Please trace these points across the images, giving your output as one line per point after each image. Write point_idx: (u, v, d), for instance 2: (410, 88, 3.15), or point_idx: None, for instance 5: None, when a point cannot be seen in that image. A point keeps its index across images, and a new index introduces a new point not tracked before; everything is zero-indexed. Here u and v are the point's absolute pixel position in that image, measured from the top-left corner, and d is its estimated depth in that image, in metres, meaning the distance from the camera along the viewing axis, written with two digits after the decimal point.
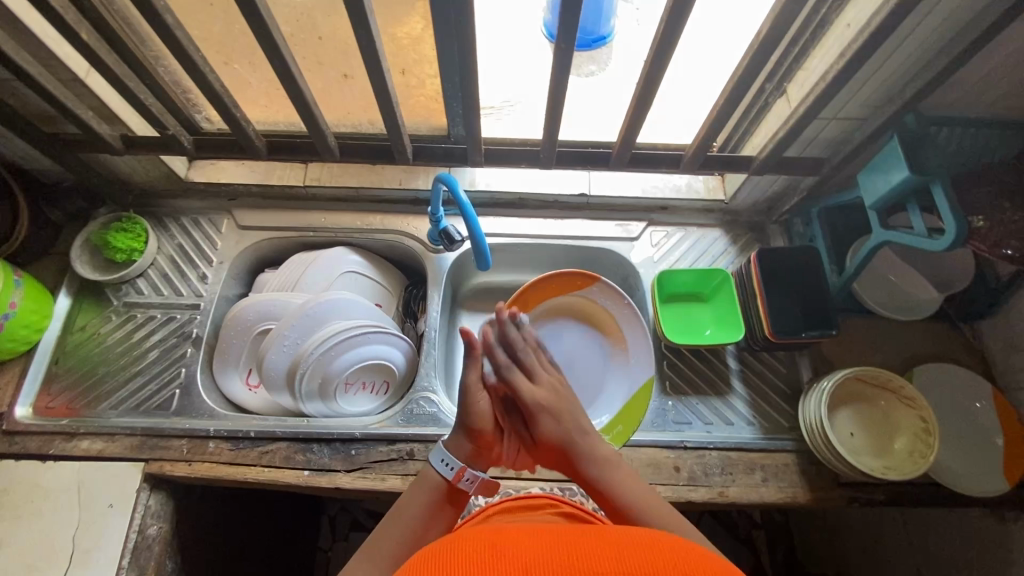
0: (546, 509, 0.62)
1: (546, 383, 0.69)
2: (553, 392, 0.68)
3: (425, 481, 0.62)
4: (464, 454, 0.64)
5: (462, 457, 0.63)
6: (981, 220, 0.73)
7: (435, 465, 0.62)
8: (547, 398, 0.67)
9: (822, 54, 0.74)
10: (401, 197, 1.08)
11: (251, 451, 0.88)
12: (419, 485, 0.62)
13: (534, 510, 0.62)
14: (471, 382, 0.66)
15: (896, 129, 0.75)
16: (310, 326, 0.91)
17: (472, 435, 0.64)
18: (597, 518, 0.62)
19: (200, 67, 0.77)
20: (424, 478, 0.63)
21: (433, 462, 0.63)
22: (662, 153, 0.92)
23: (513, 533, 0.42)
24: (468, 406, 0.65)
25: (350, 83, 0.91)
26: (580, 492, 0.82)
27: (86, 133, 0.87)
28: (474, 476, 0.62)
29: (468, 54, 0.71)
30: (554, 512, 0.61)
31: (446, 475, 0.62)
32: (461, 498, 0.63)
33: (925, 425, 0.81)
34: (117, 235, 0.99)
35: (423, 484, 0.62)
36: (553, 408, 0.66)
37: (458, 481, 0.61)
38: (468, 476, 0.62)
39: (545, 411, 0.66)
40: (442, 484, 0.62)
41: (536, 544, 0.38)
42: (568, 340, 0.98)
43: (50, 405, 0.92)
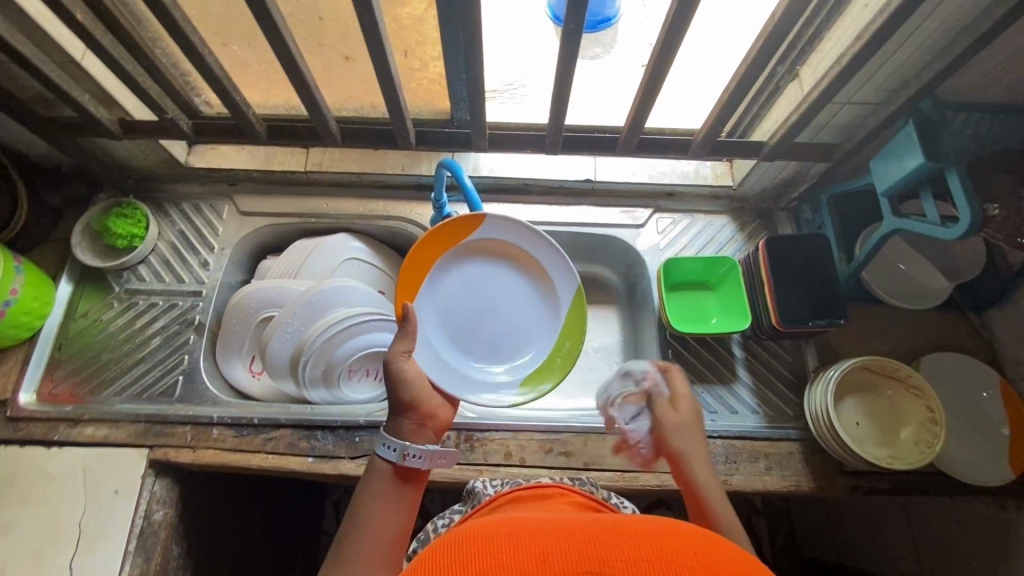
0: (557, 498, 0.61)
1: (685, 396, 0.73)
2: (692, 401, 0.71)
3: (375, 472, 0.59)
4: (406, 433, 0.62)
5: (402, 436, 0.62)
6: (995, 208, 0.70)
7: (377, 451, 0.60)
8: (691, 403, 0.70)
9: (838, 37, 0.72)
10: (404, 182, 1.06)
11: (255, 438, 0.88)
12: (369, 478, 0.59)
13: (545, 499, 0.61)
14: (395, 356, 0.65)
15: (911, 114, 0.74)
16: (313, 313, 0.90)
17: (406, 412, 0.64)
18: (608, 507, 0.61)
19: (198, 48, 0.75)
20: (374, 469, 0.60)
21: (378, 451, 0.60)
22: (671, 137, 0.90)
23: (533, 523, 0.42)
24: (395, 381, 0.65)
25: (352, 65, 0.89)
26: (591, 482, 0.82)
27: (83, 117, 0.85)
28: (418, 450, 0.59)
29: (473, 34, 0.69)
30: (565, 499, 0.60)
31: (391, 459, 0.59)
32: (416, 478, 0.60)
33: (932, 415, 0.81)
34: (117, 221, 0.98)
35: (374, 475, 0.59)
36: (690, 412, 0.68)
37: (406, 461, 0.59)
38: (413, 453, 0.59)
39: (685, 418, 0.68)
40: (390, 467, 0.59)
41: (557, 533, 0.39)
42: (480, 286, 0.87)
43: (54, 391, 0.92)
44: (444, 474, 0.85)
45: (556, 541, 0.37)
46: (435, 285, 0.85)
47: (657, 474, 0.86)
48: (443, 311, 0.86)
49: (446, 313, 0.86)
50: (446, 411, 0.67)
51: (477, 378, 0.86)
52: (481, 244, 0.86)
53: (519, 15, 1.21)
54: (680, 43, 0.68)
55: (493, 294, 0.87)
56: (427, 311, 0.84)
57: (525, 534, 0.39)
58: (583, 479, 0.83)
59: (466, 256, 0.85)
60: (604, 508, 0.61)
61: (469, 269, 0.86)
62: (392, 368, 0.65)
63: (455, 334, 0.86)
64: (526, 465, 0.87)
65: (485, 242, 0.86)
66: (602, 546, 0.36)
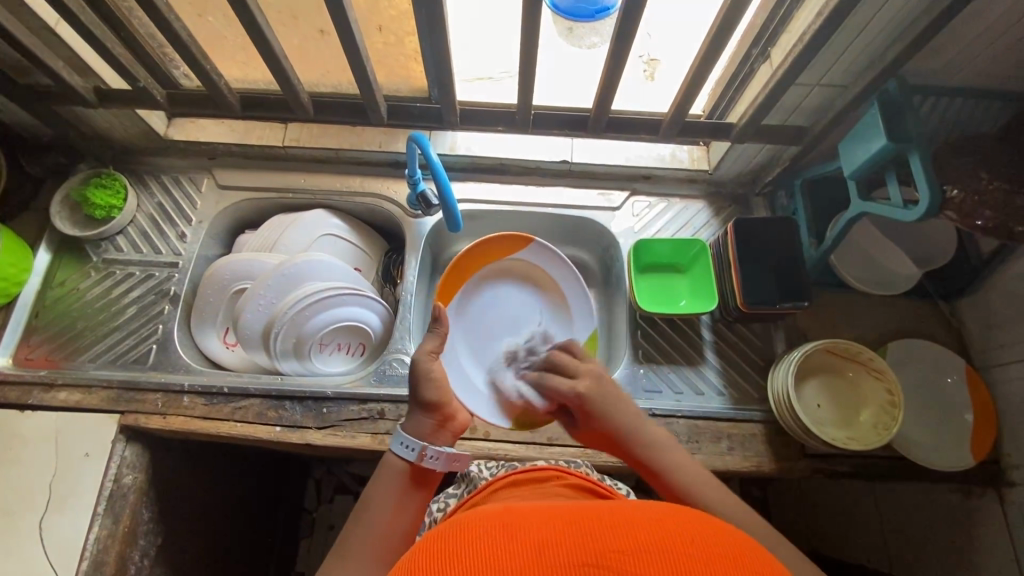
0: (550, 480, 0.64)
1: (588, 376, 0.67)
2: (593, 385, 0.65)
3: (387, 470, 0.59)
4: (426, 433, 0.61)
5: (423, 436, 0.61)
6: (955, 190, 0.70)
7: (394, 449, 0.59)
8: (584, 397, 0.65)
9: (803, 16, 0.72)
10: (381, 160, 1.06)
11: (224, 406, 0.89)
12: (381, 476, 0.59)
13: (542, 482, 0.63)
14: (421, 356, 0.64)
15: (876, 95, 0.74)
16: (286, 286, 0.92)
17: (428, 411, 0.62)
18: (604, 489, 0.63)
19: (165, 14, 0.75)
20: (386, 468, 0.59)
21: (393, 448, 0.59)
22: (641, 118, 0.92)
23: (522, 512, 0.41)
24: (419, 380, 0.63)
25: (326, 39, 0.89)
26: (586, 464, 0.84)
27: (58, 84, 0.86)
28: (438, 452, 0.59)
29: (437, 5, 0.69)
30: (558, 482, 0.62)
31: (407, 458, 0.58)
32: (430, 478, 0.60)
33: (891, 398, 0.82)
34: (96, 191, 0.99)
35: (387, 472, 0.59)
36: (594, 401, 0.64)
37: (423, 461, 0.58)
38: (431, 454, 0.59)
39: (582, 411, 0.65)
40: (406, 467, 0.59)
41: (549, 520, 0.38)
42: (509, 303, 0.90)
43: (30, 356, 0.94)
44: None
45: (550, 529, 0.36)
46: (467, 297, 0.88)
47: None
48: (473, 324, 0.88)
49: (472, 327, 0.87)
50: (465, 415, 0.66)
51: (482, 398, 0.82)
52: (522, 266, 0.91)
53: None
54: (639, 18, 0.68)
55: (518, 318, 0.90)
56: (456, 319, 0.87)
57: (517, 522, 0.38)
58: (577, 461, 0.85)
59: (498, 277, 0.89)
60: (601, 490, 0.63)
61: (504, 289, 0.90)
62: (417, 368, 0.64)
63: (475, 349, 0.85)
64: (491, 438, 0.87)
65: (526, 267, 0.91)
66: (600, 536, 0.35)
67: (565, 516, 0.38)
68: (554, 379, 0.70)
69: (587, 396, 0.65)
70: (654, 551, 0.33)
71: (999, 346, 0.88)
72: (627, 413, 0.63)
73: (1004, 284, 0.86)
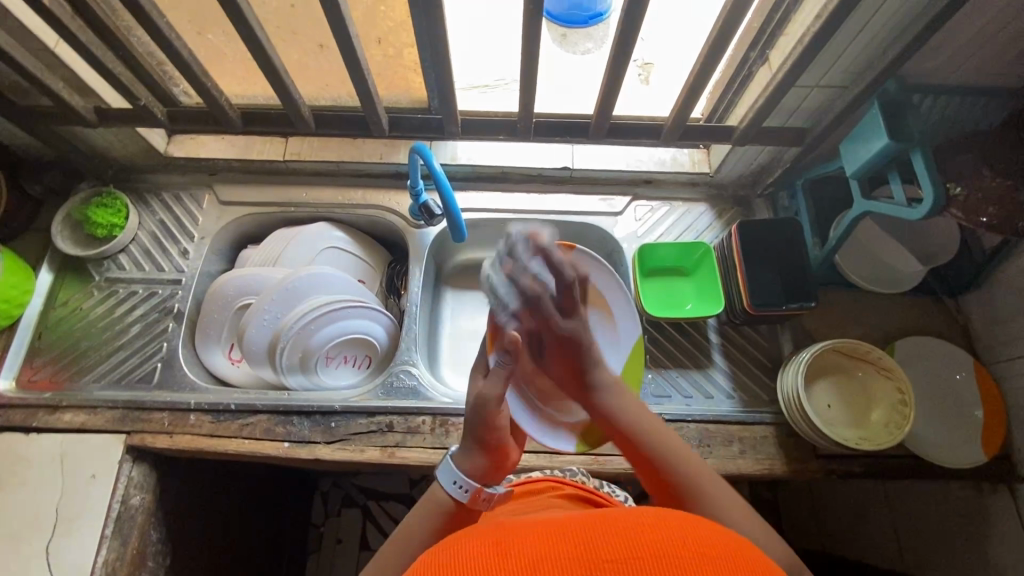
0: (549, 492, 0.65)
1: (580, 319, 0.63)
2: (585, 330, 0.63)
3: (432, 504, 0.55)
4: (482, 475, 0.57)
5: (479, 477, 0.56)
6: (958, 187, 0.71)
7: (444, 482, 0.55)
8: (575, 336, 0.62)
9: (803, 19, 0.72)
10: (382, 171, 1.07)
11: (232, 423, 0.88)
12: (426, 507, 0.55)
13: (537, 493, 0.64)
14: (491, 398, 0.57)
15: (876, 94, 0.75)
16: (290, 300, 0.91)
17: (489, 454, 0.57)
18: (600, 496, 0.65)
19: (166, 34, 0.75)
20: (431, 498, 0.55)
21: (444, 483, 0.55)
22: (642, 123, 0.92)
23: (519, 527, 0.40)
24: (486, 422, 0.57)
25: (326, 53, 0.89)
26: (582, 471, 0.82)
27: (58, 104, 0.85)
28: (491, 494, 0.56)
29: (436, 15, 0.70)
30: (556, 494, 0.64)
31: (458, 498, 0.54)
32: (472, 516, 0.57)
33: (902, 396, 0.82)
34: (97, 210, 0.99)
35: (431, 504, 0.55)
36: (576, 341, 0.62)
37: (475, 503, 0.55)
38: (485, 496, 0.56)
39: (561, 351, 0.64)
40: (453, 505, 0.55)
41: (541, 536, 0.36)
42: None
43: (33, 378, 0.93)
44: (418, 458, 0.86)
45: (549, 543, 0.35)
46: None
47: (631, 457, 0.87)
48: None
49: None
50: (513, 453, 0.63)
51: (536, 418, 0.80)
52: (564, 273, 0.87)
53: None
54: (642, 23, 0.69)
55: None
56: None
57: (511, 540, 0.37)
58: (573, 468, 0.83)
59: None
60: (599, 499, 0.64)
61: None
62: (485, 409, 0.57)
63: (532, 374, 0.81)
64: None
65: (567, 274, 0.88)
66: (592, 549, 0.34)
67: (558, 530, 0.37)
68: (552, 310, 0.63)
69: (578, 340, 0.62)
70: (648, 561, 0.33)
71: (1006, 340, 0.88)
72: (603, 372, 0.62)
73: (1009, 280, 0.87)
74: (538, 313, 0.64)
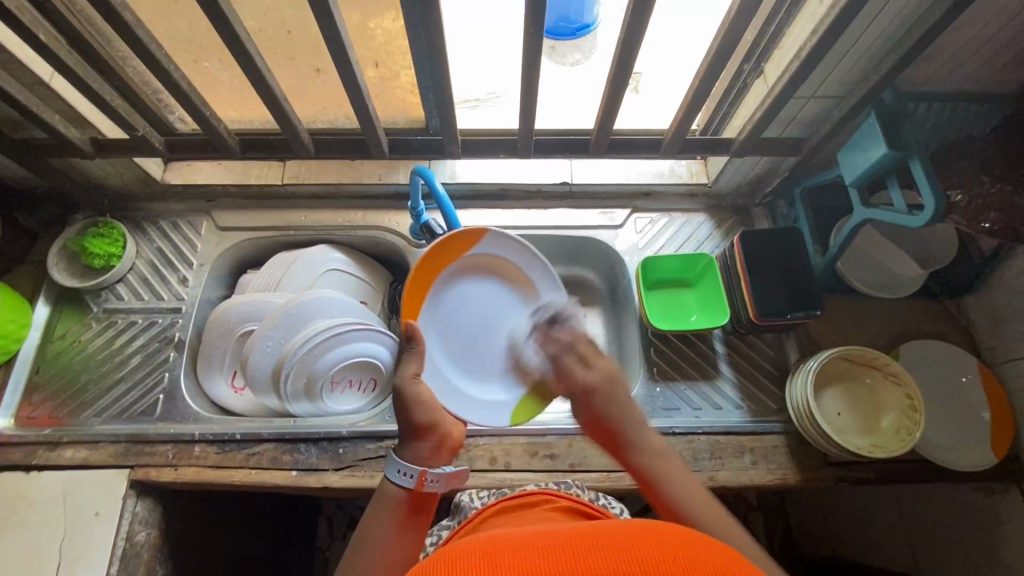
0: (541, 506, 0.62)
1: (601, 371, 0.63)
2: (607, 379, 0.63)
3: (386, 501, 0.54)
4: (423, 457, 0.57)
5: (420, 461, 0.56)
6: (958, 195, 0.72)
7: (389, 475, 0.54)
8: (597, 387, 0.62)
9: (798, 33, 0.74)
10: (382, 192, 1.07)
11: (238, 453, 0.87)
12: (380, 505, 0.53)
13: (530, 508, 0.62)
14: (407, 380, 0.62)
15: (873, 104, 0.76)
16: (293, 325, 0.90)
17: (421, 433, 0.58)
18: (594, 508, 0.62)
19: (166, 66, 0.75)
20: (384, 495, 0.54)
21: (389, 475, 0.54)
22: (641, 138, 0.92)
23: (507, 539, 0.39)
24: (408, 404, 0.59)
25: (323, 77, 0.90)
26: (577, 484, 0.82)
27: (54, 137, 0.85)
28: (438, 473, 0.54)
29: (436, 41, 0.70)
30: (549, 507, 0.61)
31: (406, 484, 0.53)
32: (431, 505, 0.55)
33: (911, 401, 0.82)
34: (93, 240, 0.97)
35: (384, 501, 0.53)
36: (602, 394, 0.62)
37: (424, 487, 0.54)
38: (431, 477, 0.54)
39: (588, 406, 0.62)
40: (405, 494, 0.54)
41: (533, 550, 0.36)
42: (480, 297, 0.95)
43: (32, 415, 0.91)
44: None
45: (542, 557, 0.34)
46: (437, 296, 0.92)
47: None
48: (443, 326, 0.93)
49: (448, 326, 0.93)
50: (459, 431, 0.63)
51: (461, 390, 0.90)
52: (480, 257, 0.94)
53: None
54: (641, 40, 0.69)
55: (484, 314, 0.95)
56: (429, 319, 0.92)
57: (501, 551, 0.36)
58: (568, 481, 0.83)
59: (465, 271, 0.93)
60: (592, 511, 0.61)
61: (467, 284, 0.94)
62: (403, 392, 0.60)
63: (451, 345, 0.93)
64: (511, 469, 0.86)
65: (485, 258, 0.94)
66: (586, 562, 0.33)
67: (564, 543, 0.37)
68: (574, 366, 0.66)
69: (603, 389, 0.62)
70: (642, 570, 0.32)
71: (1009, 341, 0.89)
72: (640, 432, 0.59)
73: (1009, 281, 0.88)
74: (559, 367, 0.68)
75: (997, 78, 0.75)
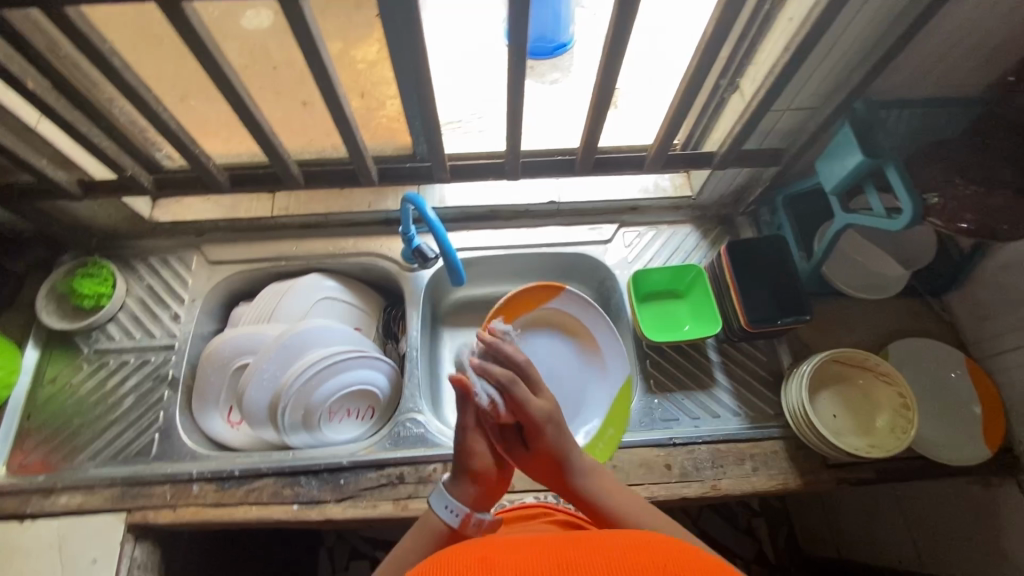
0: (538, 518, 0.64)
1: (552, 399, 0.64)
2: (551, 407, 0.62)
3: (423, 528, 0.57)
4: (471, 501, 0.59)
5: (468, 504, 0.58)
6: (935, 197, 0.74)
7: (434, 509, 0.57)
8: (548, 416, 0.61)
9: (770, 50, 0.76)
10: (372, 219, 1.07)
11: (238, 489, 0.86)
12: (418, 531, 0.57)
13: (528, 520, 0.63)
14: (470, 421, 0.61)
15: (847, 114, 0.79)
16: (288, 357, 0.90)
17: (474, 478, 0.59)
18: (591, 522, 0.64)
19: (154, 107, 0.75)
20: (423, 524, 0.57)
21: (435, 508, 0.57)
22: (625, 155, 0.94)
23: (503, 545, 0.42)
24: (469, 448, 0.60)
25: (310, 110, 0.93)
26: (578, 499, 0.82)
27: (41, 181, 0.84)
28: (481, 520, 0.57)
29: (421, 72, 0.72)
30: (545, 521, 0.63)
31: (450, 523, 0.56)
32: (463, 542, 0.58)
33: (904, 400, 0.84)
34: (83, 281, 0.97)
35: (423, 528, 0.57)
36: (551, 423, 0.61)
37: (466, 530, 0.56)
38: (475, 522, 0.57)
39: (539, 434, 0.61)
40: (445, 529, 0.57)
41: (529, 556, 0.39)
42: (548, 351, 1.00)
43: (25, 462, 0.89)
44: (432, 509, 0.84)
45: (538, 564, 0.37)
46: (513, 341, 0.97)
47: (646, 486, 0.86)
48: None
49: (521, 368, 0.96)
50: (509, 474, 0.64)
51: None
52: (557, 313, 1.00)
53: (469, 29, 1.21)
54: (622, 60, 0.71)
55: (557, 365, 0.99)
56: None
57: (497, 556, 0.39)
58: None
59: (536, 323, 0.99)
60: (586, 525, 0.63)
61: (540, 338, 1.00)
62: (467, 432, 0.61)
63: None
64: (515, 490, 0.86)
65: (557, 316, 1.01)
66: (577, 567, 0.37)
67: (540, 557, 0.39)
68: (522, 393, 0.61)
69: (555, 424, 0.62)
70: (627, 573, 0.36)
71: (993, 335, 0.91)
72: (582, 459, 0.62)
73: (988, 277, 0.90)
74: (511, 395, 0.61)
75: (962, 84, 0.78)
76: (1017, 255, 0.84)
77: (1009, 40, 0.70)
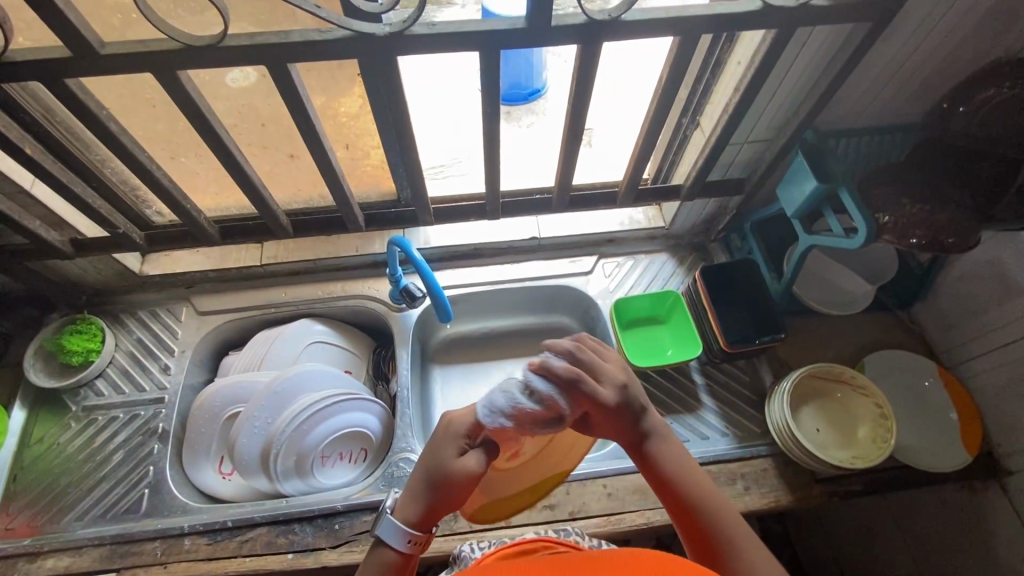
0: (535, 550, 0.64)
1: (616, 382, 0.56)
2: (620, 387, 0.56)
3: (377, 560, 0.54)
4: (421, 522, 0.54)
5: (417, 526, 0.54)
6: (885, 216, 0.80)
7: (387, 542, 0.53)
8: (617, 401, 0.55)
9: (722, 91, 0.83)
10: (359, 263, 1.10)
11: (230, 541, 0.85)
12: (370, 564, 0.54)
13: (526, 551, 0.64)
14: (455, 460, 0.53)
15: (799, 144, 0.85)
16: (279, 404, 0.89)
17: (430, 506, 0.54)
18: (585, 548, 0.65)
19: (149, 168, 0.79)
20: (376, 556, 0.54)
21: (384, 535, 0.53)
22: (598, 192, 0.99)
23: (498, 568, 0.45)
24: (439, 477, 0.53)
25: (297, 162, 0.98)
26: (578, 531, 0.82)
27: (35, 242, 0.86)
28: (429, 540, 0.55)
29: (403, 124, 0.77)
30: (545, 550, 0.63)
31: (399, 550, 0.53)
32: (412, 566, 0.56)
33: (881, 410, 0.87)
34: (72, 338, 0.97)
35: (375, 560, 0.54)
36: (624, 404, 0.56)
37: (411, 552, 0.54)
38: (421, 544, 0.54)
39: (609, 418, 0.56)
40: (396, 559, 0.54)
41: None
42: None
43: (10, 526, 0.87)
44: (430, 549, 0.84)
45: None
46: None
47: (642, 512, 0.87)
48: None
49: None
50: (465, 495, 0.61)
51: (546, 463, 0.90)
52: None
53: (445, 80, 1.29)
54: (590, 102, 0.77)
55: None
56: None
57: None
58: (567, 529, 0.83)
59: None
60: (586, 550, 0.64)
61: None
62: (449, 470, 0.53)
63: None
64: (513, 524, 0.86)
65: None
66: None
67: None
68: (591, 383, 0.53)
69: (623, 404, 0.56)
70: None
71: (960, 343, 0.96)
72: (651, 417, 0.59)
73: (948, 287, 0.95)
74: (577, 387, 0.52)
75: (899, 112, 0.85)
76: (970, 265, 0.90)
77: (935, 73, 0.78)
